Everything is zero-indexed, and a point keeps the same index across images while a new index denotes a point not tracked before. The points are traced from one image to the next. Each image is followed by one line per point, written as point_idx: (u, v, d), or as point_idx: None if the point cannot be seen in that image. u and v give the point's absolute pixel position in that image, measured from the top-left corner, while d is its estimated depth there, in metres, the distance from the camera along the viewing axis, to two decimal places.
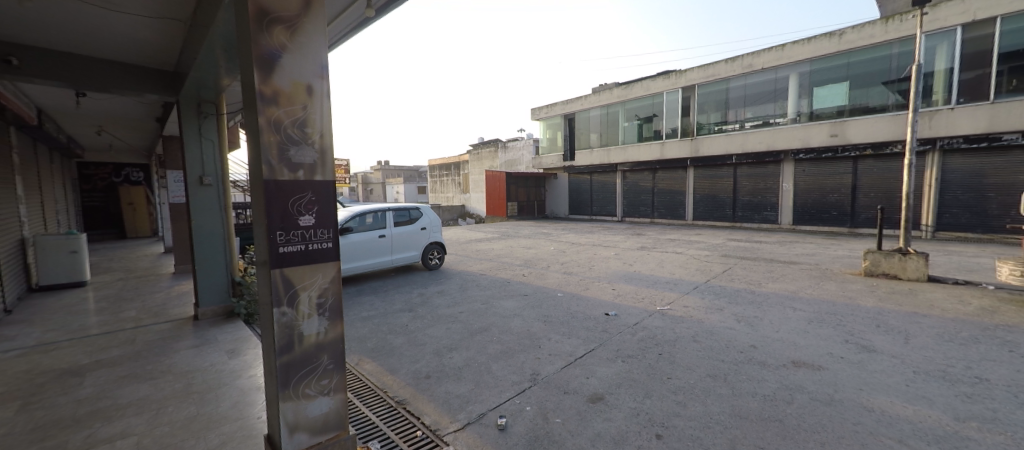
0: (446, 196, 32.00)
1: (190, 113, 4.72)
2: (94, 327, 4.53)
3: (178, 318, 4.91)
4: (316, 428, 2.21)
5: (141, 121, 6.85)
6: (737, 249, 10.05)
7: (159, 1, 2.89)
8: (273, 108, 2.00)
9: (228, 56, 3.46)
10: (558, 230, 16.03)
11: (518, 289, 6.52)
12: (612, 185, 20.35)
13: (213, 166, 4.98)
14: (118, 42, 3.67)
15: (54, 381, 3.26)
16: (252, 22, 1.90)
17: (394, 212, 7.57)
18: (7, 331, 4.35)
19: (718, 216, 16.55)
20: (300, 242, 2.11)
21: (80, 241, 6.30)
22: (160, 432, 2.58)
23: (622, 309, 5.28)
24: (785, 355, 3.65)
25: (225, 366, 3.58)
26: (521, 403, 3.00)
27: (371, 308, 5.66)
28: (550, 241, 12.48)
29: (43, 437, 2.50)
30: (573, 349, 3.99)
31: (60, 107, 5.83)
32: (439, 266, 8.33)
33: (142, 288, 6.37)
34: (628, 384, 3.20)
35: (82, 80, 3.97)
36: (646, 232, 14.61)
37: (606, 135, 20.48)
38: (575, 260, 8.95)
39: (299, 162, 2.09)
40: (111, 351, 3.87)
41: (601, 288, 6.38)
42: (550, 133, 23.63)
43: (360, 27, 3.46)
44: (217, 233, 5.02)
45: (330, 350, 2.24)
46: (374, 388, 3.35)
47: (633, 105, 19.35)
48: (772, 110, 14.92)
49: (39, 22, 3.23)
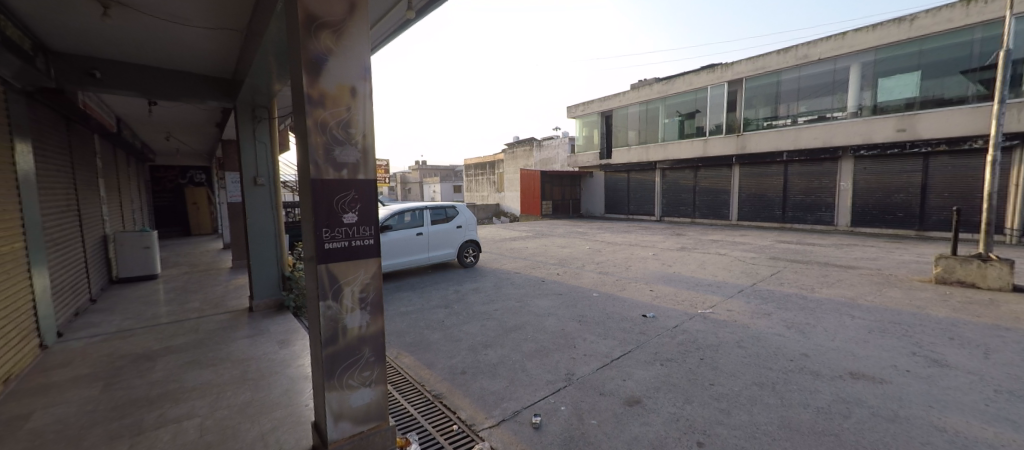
0: (481, 195, 32.37)
1: (245, 118, 5.06)
2: (163, 317, 4.97)
3: (236, 310, 5.29)
4: (359, 418, 2.31)
5: (203, 126, 7.42)
6: (787, 251, 9.44)
7: (217, 13, 3.10)
8: (320, 110, 2.10)
9: (279, 63, 3.67)
10: (594, 229, 15.77)
11: (552, 288, 6.48)
12: (650, 183, 19.78)
13: (266, 168, 5.30)
14: (183, 53, 3.99)
15: (131, 364, 3.61)
16: (301, 28, 2.00)
17: (431, 211, 7.74)
18: (93, 318, 4.87)
19: (766, 216, 15.65)
20: (343, 239, 2.20)
21: (152, 237, 6.92)
22: (219, 415, 2.79)
23: (662, 310, 5.13)
24: (841, 364, 3.40)
25: (277, 355, 3.82)
26: (556, 402, 2.98)
27: (409, 304, 5.83)
28: (585, 240, 12.32)
29: (122, 415, 2.78)
30: (609, 350, 3.91)
31: (135, 115, 6.45)
32: (474, 264, 8.46)
33: (204, 281, 6.92)
34: (667, 388, 3.10)
35: (153, 90, 4.36)
36: (687, 232, 14.09)
37: (645, 132, 19.95)
38: (611, 260, 8.79)
39: (344, 161, 2.18)
40: (178, 338, 4.24)
41: (638, 289, 6.22)
42: (586, 131, 23.30)
43: (399, 29, 3.54)
44: (269, 230, 5.35)
45: (371, 343, 2.32)
46: (412, 381, 3.45)
47: (673, 101, 18.70)
48: (829, 104, 13.90)
49: (118, 38, 3.56)
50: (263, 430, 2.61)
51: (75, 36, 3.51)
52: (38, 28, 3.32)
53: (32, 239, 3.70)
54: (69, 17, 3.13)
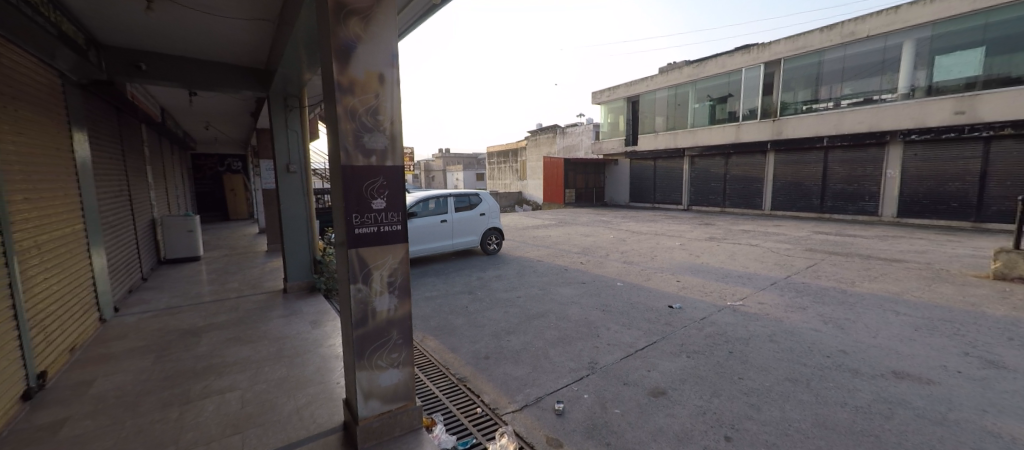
0: (504, 183, 32.32)
1: (278, 107, 5.22)
2: (206, 295, 5.28)
3: (272, 290, 5.55)
4: (387, 397, 2.38)
5: (239, 115, 7.71)
6: (824, 243, 8.99)
7: (252, 4, 3.17)
8: (350, 98, 2.13)
9: (309, 53, 3.75)
10: (618, 218, 15.49)
11: (576, 277, 6.45)
12: (678, 171, 19.17)
13: (297, 155, 5.47)
14: (221, 44, 4.13)
15: (179, 339, 3.86)
16: (331, 15, 2.02)
17: (455, 198, 7.80)
18: (144, 295, 5.23)
19: (802, 206, 14.91)
20: (373, 224, 2.25)
21: (195, 221, 7.32)
22: (259, 388, 2.96)
23: (688, 301, 5.02)
24: (883, 363, 3.23)
25: (310, 335, 4.00)
26: (579, 390, 2.99)
27: (434, 289, 5.96)
28: (609, 229, 12.14)
29: (172, 385, 2.99)
30: (633, 340, 3.87)
31: (178, 105, 6.77)
32: (497, 251, 8.51)
33: (242, 263, 7.29)
34: (693, 380, 3.04)
35: (193, 80, 4.55)
36: (716, 222, 13.62)
37: (673, 117, 19.32)
38: (636, 249, 8.64)
39: (372, 147, 2.21)
40: (220, 316, 4.50)
41: (664, 279, 6.10)
42: (611, 117, 22.78)
43: (424, 15, 3.52)
44: (301, 215, 5.53)
45: (398, 326, 2.39)
46: (437, 364, 3.54)
47: (704, 85, 18.00)
48: (877, 85, 12.98)
49: (160, 30, 3.72)
50: (298, 404, 2.75)
51: (123, 30, 3.69)
52: (90, 23, 3.50)
53: (89, 221, 3.97)
54: (117, 11, 3.28)
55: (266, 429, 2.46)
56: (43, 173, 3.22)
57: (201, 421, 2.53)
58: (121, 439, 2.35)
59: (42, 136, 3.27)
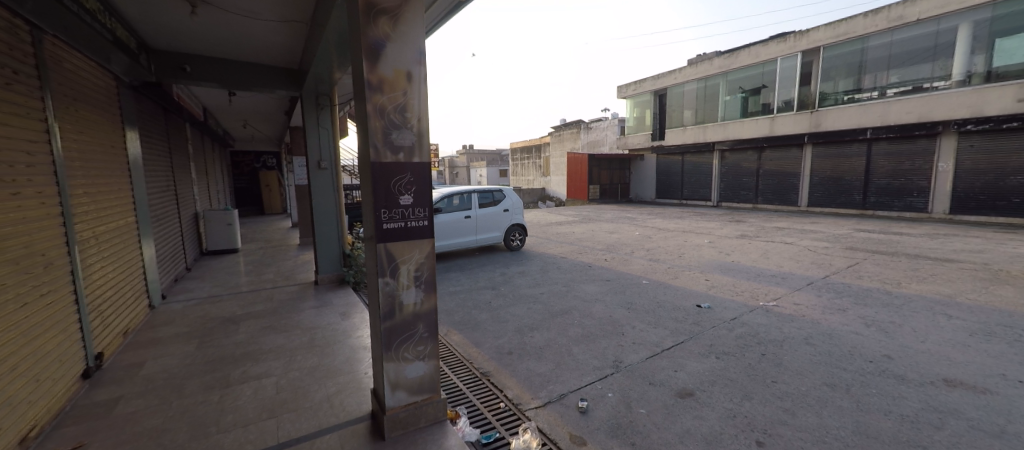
0: (527, 179, 32.23)
1: (310, 106, 5.40)
2: (244, 286, 5.54)
3: (304, 283, 5.77)
4: (413, 388, 2.43)
5: (274, 114, 8.03)
6: (867, 241, 8.49)
7: (286, 6, 3.27)
8: (379, 95, 2.17)
9: (340, 52, 3.85)
10: (643, 215, 15.17)
11: (600, 274, 6.37)
12: (707, 167, 18.57)
13: (328, 153, 5.64)
14: (258, 46, 4.30)
15: (219, 326, 4.07)
16: (361, 15, 2.06)
17: (479, 194, 7.84)
18: (188, 284, 5.55)
19: (842, 203, 14.13)
20: (400, 220, 2.29)
21: (234, 215, 7.69)
22: (293, 375, 3.09)
23: (718, 301, 4.86)
24: (932, 370, 3.04)
25: (339, 326, 4.13)
26: (603, 388, 2.96)
27: (458, 283, 6.03)
28: (635, 226, 11.91)
29: (214, 369, 3.16)
30: (660, 340, 3.79)
31: (218, 105, 7.10)
32: (520, 247, 8.52)
33: (277, 256, 7.60)
34: (723, 382, 2.95)
35: (233, 81, 4.76)
36: (747, 219, 13.11)
37: (703, 111, 18.74)
38: (662, 246, 8.45)
39: (400, 145, 2.25)
40: (257, 306, 4.72)
41: (692, 278, 5.94)
42: (637, 111, 22.31)
43: (451, 12, 3.53)
44: (331, 210, 5.71)
45: (424, 320, 2.43)
46: (461, 358, 3.58)
47: (736, 76, 17.36)
48: (928, 72, 12.15)
49: (203, 34, 3.91)
50: (328, 392, 2.85)
51: (169, 34, 3.89)
52: (140, 28, 3.73)
53: (140, 215, 4.24)
54: (164, 16, 3.47)
55: (299, 415, 2.56)
56: (100, 172, 3.44)
57: (240, 405, 2.67)
58: (169, 418, 2.51)
59: (99, 135, 3.51)
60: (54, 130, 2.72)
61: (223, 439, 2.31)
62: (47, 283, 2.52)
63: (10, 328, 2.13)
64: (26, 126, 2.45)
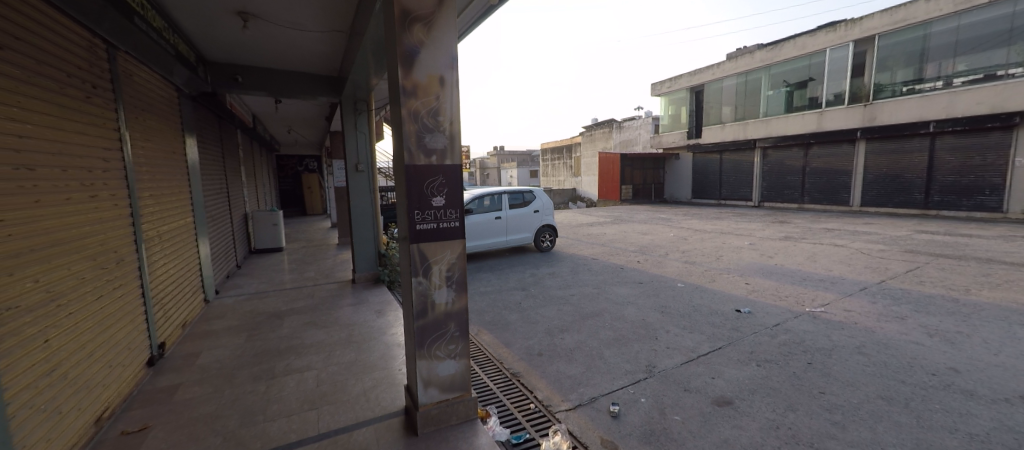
0: (557, 179, 32.02)
1: (348, 112, 5.63)
2: (288, 283, 5.85)
3: (342, 281, 6.01)
4: (445, 386, 2.47)
5: (315, 120, 8.42)
6: (930, 244, 7.79)
7: (327, 17, 3.42)
8: (413, 100, 2.23)
9: (376, 60, 3.99)
10: (679, 215, 14.70)
11: (632, 276, 6.24)
12: (748, 165, 17.73)
13: (365, 155, 5.86)
14: (301, 56, 4.54)
15: (266, 320, 4.33)
16: (397, 24, 2.14)
17: (509, 195, 7.88)
18: (238, 280, 5.94)
19: (900, 202, 13.07)
20: (433, 221, 2.35)
21: (278, 216, 8.14)
22: (331, 369, 3.23)
23: (759, 306, 4.63)
24: (1008, 386, 2.74)
25: (374, 323, 4.28)
26: (636, 393, 2.89)
27: (489, 284, 6.10)
28: (669, 227, 11.58)
29: (261, 361, 3.36)
30: (696, 345, 3.66)
31: (265, 112, 7.55)
32: (551, 248, 8.48)
33: (317, 255, 7.96)
34: (764, 392, 2.81)
35: (278, 90, 5.04)
36: (792, 219, 12.40)
37: (743, 107, 17.94)
38: (699, 248, 8.16)
39: (433, 148, 2.30)
40: (299, 302, 4.98)
41: (730, 281, 5.70)
42: (673, 109, 21.68)
43: (482, 16, 3.57)
44: (367, 211, 5.91)
45: (456, 319, 2.48)
46: (492, 358, 3.62)
47: (780, 69, 16.51)
48: (1001, 58, 11.08)
49: (252, 46, 4.17)
50: (364, 387, 2.95)
51: (223, 47, 4.18)
52: (199, 43, 4.03)
53: (198, 217, 4.58)
54: (218, 31, 3.73)
55: (337, 407, 2.68)
56: (163, 176, 3.74)
57: (284, 395, 2.82)
58: (222, 406, 2.69)
59: (163, 142, 3.81)
60: (125, 138, 2.98)
61: (269, 428, 2.45)
62: (119, 278, 2.77)
63: (88, 316, 2.37)
64: (102, 135, 2.70)
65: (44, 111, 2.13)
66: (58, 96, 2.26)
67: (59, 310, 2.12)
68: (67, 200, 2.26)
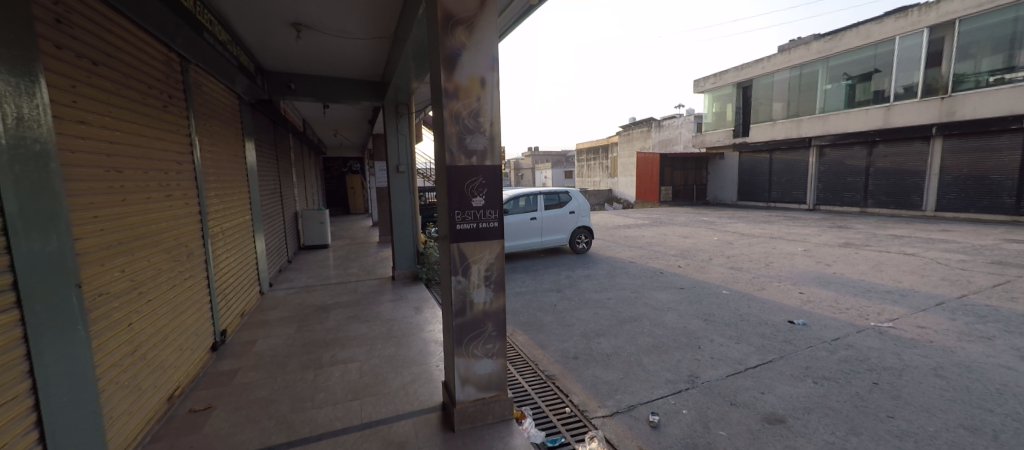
0: (593, 180, 31.52)
1: (391, 115, 5.83)
2: (333, 278, 6.14)
3: (382, 277, 6.22)
4: (482, 385, 2.48)
5: (359, 123, 8.79)
6: (1022, 255, 6.93)
7: (373, 24, 3.55)
8: (455, 102, 2.26)
9: (417, 64, 4.10)
10: (723, 218, 13.99)
11: (673, 281, 6.00)
12: (802, 165, 16.58)
13: (405, 156, 6.04)
14: (349, 63, 4.75)
15: (314, 313, 4.56)
16: (440, 27, 2.17)
17: (544, 196, 7.83)
18: (289, 274, 6.31)
19: (984, 207, 11.74)
20: (472, 221, 2.36)
21: (325, 215, 8.57)
22: (373, 362, 3.35)
23: (815, 318, 4.30)
24: None
25: (412, 319, 4.40)
26: (677, 404, 2.77)
27: (524, 284, 6.09)
28: (712, 230, 11.06)
29: (309, 351, 3.53)
30: (743, 356, 3.46)
31: (314, 117, 7.96)
32: (586, 250, 8.35)
33: (359, 252, 8.31)
34: (821, 411, 2.61)
35: (328, 95, 5.31)
36: (853, 225, 11.45)
37: (797, 103, 16.82)
38: (746, 254, 7.72)
39: (474, 148, 2.32)
40: (343, 296, 5.21)
41: (781, 290, 5.35)
42: (717, 106, 20.77)
43: (522, 16, 3.56)
44: (407, 210, 6.08)
45: (493, 318, 2.49)
46: (527, 359, 3.60)
47: (841, 61, 15.39)
48: None
49: (304, 54, 4.40)
50: (404, 381, 3.03)
51: (279, 56, 4.44)
52: (258, 53, 4.31)
53: (255, 214, 4.90)
54: (276, 42, 3.97)
55: (379, 398, 2.77)
56: (227, 177, 4.04)
57: (330, 385, 2.96)
58: (275, 391, 2.86)
59: (226, 145, 4.10)
60: (195, 143, 3.23)
61: (317, 414, 2.57)
62: (190, 270, 3.03)
63: (164, 305, 2.60)
64: (177, 140, 2.96)
65: (131, 120, 2.37)
66: (143, 107, 2.51)
67: (140, 297, 2.33)
68: (148, 200, 2.49)
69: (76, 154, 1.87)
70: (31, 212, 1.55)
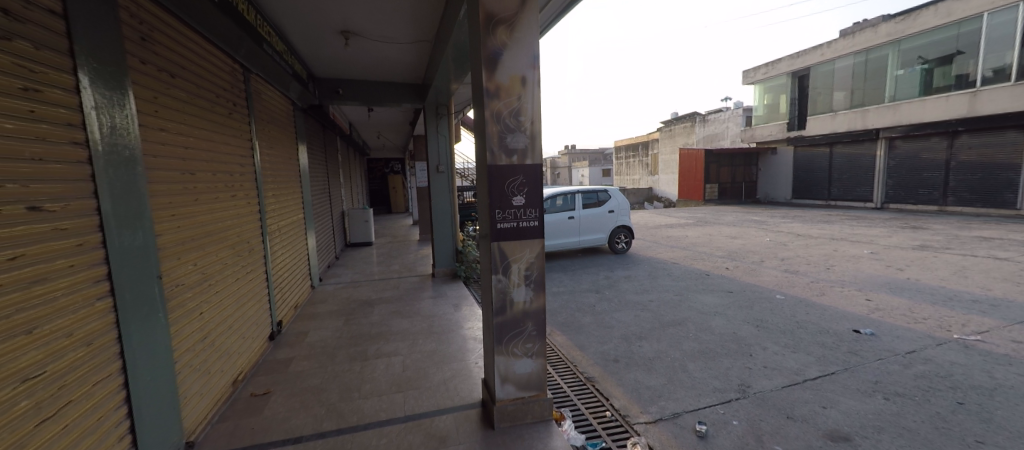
0: (632, 178, 30.65)
1: (431, 116, 5.98)
2: (377, 274, 6.39)
3: (423, 275, 6.38)
4: (522, 384, 2.48)
5: (401, 125, 9.07)
6: None
7: (416, 28, 3.64)
8: (495, 102, 2.27)
9: (457, 66, 4.17)
10: (775, 218, 13.13)
11: (720, 284, 5.71)
12: (867, 160, 15.21)
13: (445, 157, 6.17)
14: (392, 67, 4.91)
15: (359, 307, 4.77)
16: (481, 28, 2.18)
17: (582, 194, 7.71)
18: (337, 270, 6.64)
19: None
20: (513, 220, 2.36)
21: (369, 214, 8.91)
22: (415, 357, 3.44)
23: (885, 328, 3.92)
24: None
25: (452, 316, 4.49)
26: (726, 414, 2.62)
27: (562, 284, 6.03)
28: (764, 231, 10.40)
29: (356, 344, 3.70)
30: (800, 367, 3.22)
31: (359, 120, 8.30)
32: (626, 250, 8.14)
33: (401, 250, 8.59)
34: (894, 431, 2.37)
35: (373, 99, 5.53)
36: (929, 225, 10.36)
37: (862, 91, 15.44)
38: (802, 256, 7.20)
39: (514, 147, 2.32)
40: (386, 292, 5.41)
41: (844, 296, 4.93)
42: (769, 98, 19.60)
43: (562, 12, 3.51)
44: (446, 210, 6.20)
45: (534, 318, 2.47)
46: (565, 360, 3.56)
47: (916, 43, 13.98)
48: None
49: (352, 61, 4.61)
50: (444, 376, 3.09)
51: (329, 64, 4.67)
52: (310, 61, 4.56)
53: (307, 212, 5.20)
54: (327, 50, 4.19)
55: (421, 392, 2.84)
56: (283, 178, 4.31)
57: (375, 376, 3.08)
58: (326, 380, 3.02)
59: (282, 148, 4.38)
60: (256, 147, 3.48)
61: (363, 404, 2.68)
62: (251, 265, 3.26)
63: (229, 297, 2.81)
64: (240, 144, 3.19)
65: (203, 127, 2.58)
66: (212, 115, 2.73)
67: (210, 289, 2.54)
68: (216, 199, 2.70)
69: (157, 159, 2.07)
70: (122, 210, 1.72)
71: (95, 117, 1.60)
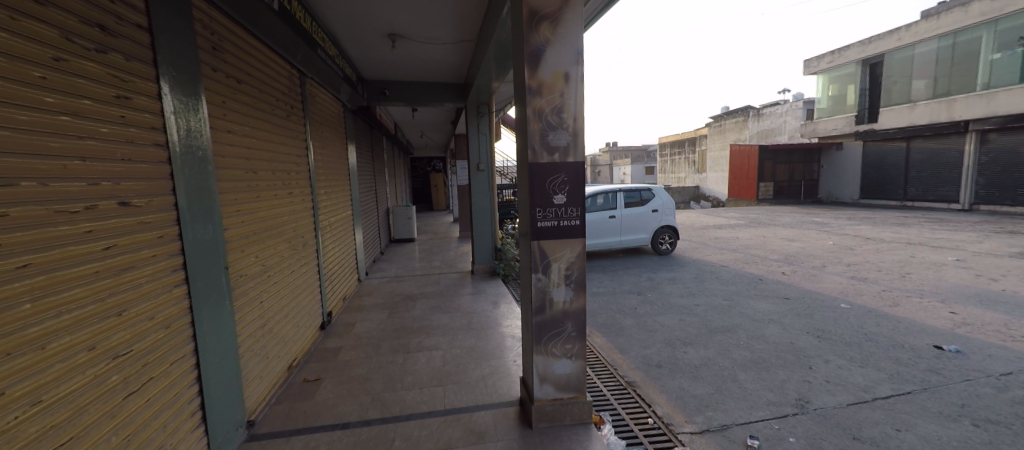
0: (678, 177, 29.41)
1: (472, 115, 6.05)
2: (419, 270, 6.57)
3: (463, 271, 6.48)
4: (560, 385, 2.45)
5: (443, 124, 9.26)
6: None
7: (458, 28, 3.69)
8: (538, 99, 2.24)
9: (499, 64, 4.18)
10: (840, 220, 12.07)
11: (775, 290, 5.33)
12: (952, 156, 13.59)
13: (485, 155, 6.24)
14: (436, 68, 5.02)
15: (402, 301, 4.93)
16: (525, 25, 2.16)
17: (624, 193, 7.49)
18: (381, 265, 6.91)
19: None
20: (554, 219, 2.33)
21: (412, 211, 9.19)
22: (454, 352, 3.51)
23: (973, 345, 3.47)
24: None
25: (490, 313, 4.52)
26: (782, 430, 2.44)
27: (602, 285, 5.90)
28: (826, 233, 9.57)
29: (399, 336, 3.83)
30: (869, 384, 2.93)
31: (404, 120, 8.57)
32: (671, 251, 7.81)
33: (442, 246, 8.79)
34: None
35: (417, 99, 5.68)
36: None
37: (947, 78, 13.79)
38: (871, 262, 6.56)
39: (556, 145, 2.28)
40: (427, 287, 5.55)
41: (921, 308, 4.43)
42: (834, 89, 18.16)
43: (607, 5, 3.40)
44: (486, 208, 6.26)
45: (573, 318, 2.43)
46: (605, 363, 3.47)
47: (1017, 22, 12.23)
48: None
49: (398, 63, 4.76)
50: (483, 372, 3.12)
51: (377, 66, 4.86)
52: (360, 64, 4.76)
53: (355, 209, 5.45)
54: (375, 53, 4.36)
55: (461, 387, 2.89)
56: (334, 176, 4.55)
57: (416, 369, 3.17)
58: (371, 369, 3.15)
59: (334, 148, 4.61)
60: (310, 146, 3.69)
61: (405, 395, 2.77)
62: (305, 258, 3.46)
63: (285, 287, 3.01)
64: (296, 144, 3.39)
65: (264, 129, 2.77)
66: (272, 117, 2.92)
67: (269, 279, 2.73)
68: (275, 196, 2.89)
69: (226, 159, 2.24)
70: (196, 206, 1.88)
71: (174, 122, 1.76)
